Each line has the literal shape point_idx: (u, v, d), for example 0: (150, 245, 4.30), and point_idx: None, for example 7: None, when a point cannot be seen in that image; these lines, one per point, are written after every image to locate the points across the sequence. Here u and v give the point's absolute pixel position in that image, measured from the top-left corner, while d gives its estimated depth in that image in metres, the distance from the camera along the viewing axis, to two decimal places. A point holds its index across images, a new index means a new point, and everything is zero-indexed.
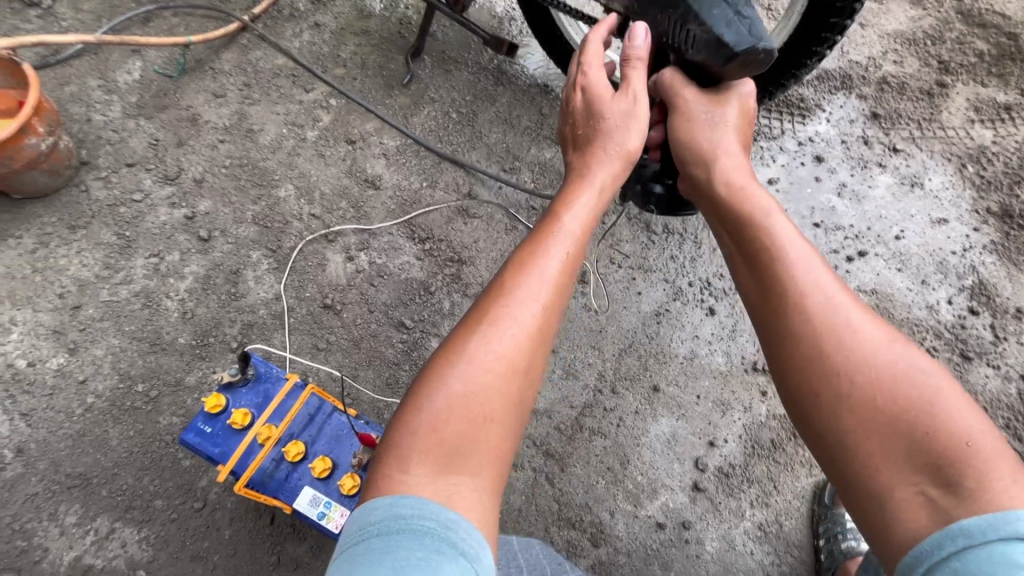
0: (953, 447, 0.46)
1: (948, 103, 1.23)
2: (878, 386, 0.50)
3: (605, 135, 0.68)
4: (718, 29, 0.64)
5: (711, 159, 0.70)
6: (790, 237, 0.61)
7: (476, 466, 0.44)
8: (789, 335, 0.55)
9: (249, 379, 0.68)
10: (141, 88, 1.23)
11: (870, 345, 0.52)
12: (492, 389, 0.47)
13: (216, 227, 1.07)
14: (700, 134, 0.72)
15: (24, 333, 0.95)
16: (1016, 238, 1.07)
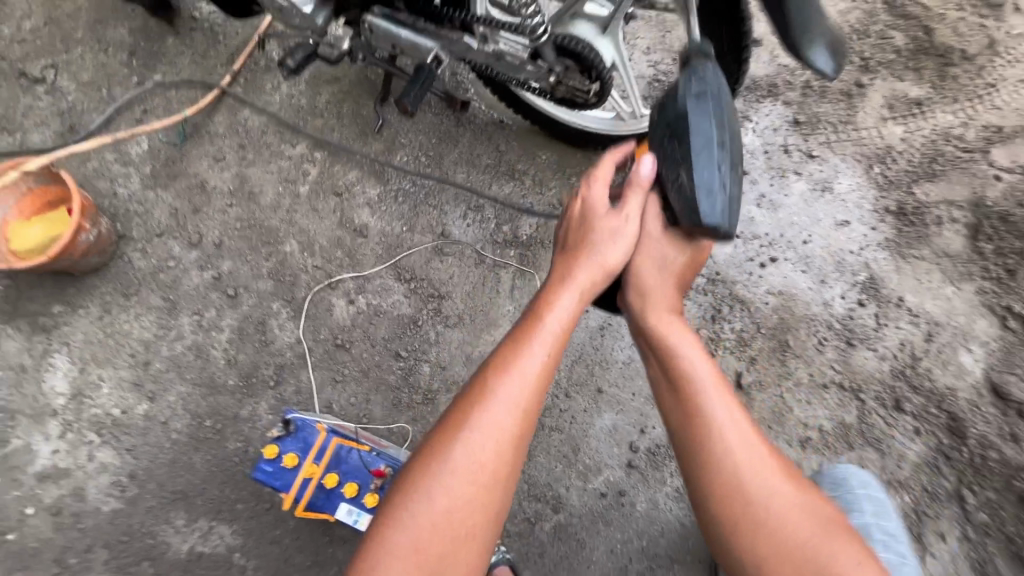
0: (822, 566, 0.63)
1: (865, 103, 1.36)
2: (766, 509, 0.67)
3: (585, 258, 0.79)
4: (699, 195, 0.73)
5: (653, 297, 0.81)
6: (713, 390, 0.73)
7: None
8: (699, 463, 0.70)
9: (293, 434, 1.00)
10: (151, 158, 1.41)
11: (755, 483, 0.68)
12: (444, 539, 0.63)
13: (240, 284, 1.30)
14: (648, 271, 0.81)
15: (112, 387, 1.23)
16: (907, 233, 1.26)
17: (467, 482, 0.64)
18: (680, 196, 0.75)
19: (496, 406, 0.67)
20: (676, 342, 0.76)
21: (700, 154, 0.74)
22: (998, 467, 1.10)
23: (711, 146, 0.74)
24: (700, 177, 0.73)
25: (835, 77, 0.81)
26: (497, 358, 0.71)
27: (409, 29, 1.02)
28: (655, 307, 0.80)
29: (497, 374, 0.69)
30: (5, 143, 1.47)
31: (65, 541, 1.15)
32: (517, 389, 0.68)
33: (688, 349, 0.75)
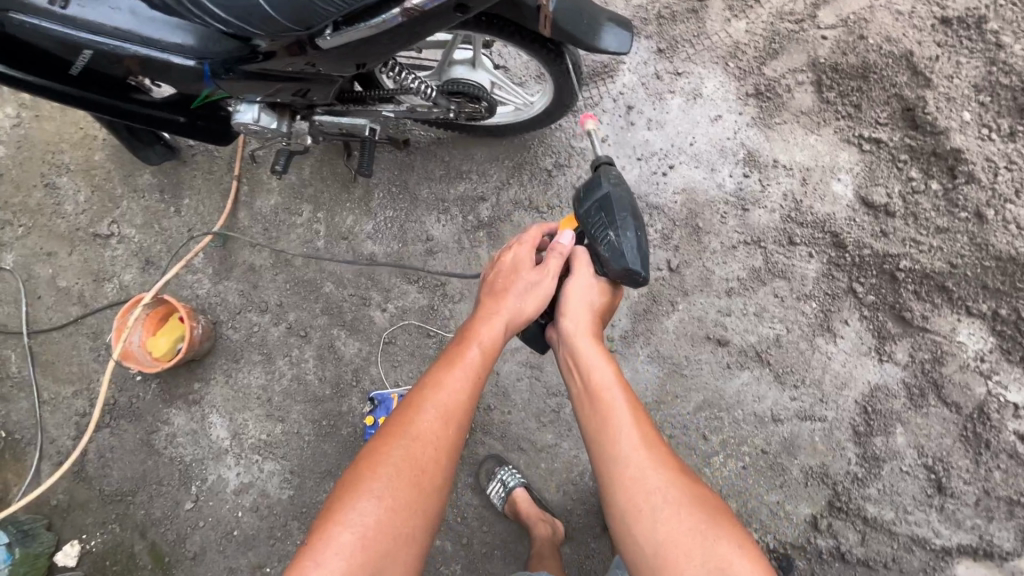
0: (699, 532, 0.86)
1: (709, 13, 1.65)
2: (660, 495, 0.90)
3: (524, 295, 1.20)
4: (626, 250, 1.16)
5: (584, 331, 1.16)
6: (620, 401, 1.03)
7: (385, 541, 0.87)
8: (610, 458, 0.96)
9: (379, 403, 1.65)
10: (208, 262, 1.89)
11: (650, 473, 0.93)
12: (398, 503, 0.90)
13: (306, 325, 1.79)
14: (579, 305, 1.19)
15: (255, 422, 1.77)
16: (767, 107, 1.59)
17: (423, 455, 0.95)
18: (609, 249, 1.18)
19: (445, 399, 1.01)
20: (598, 371, 1.08)
21: (621, 224, 1.18)
22: (873, 258, 1.46)
23: (628, 217, 1.18)
24: (623, 240, 1.16)
25: (630, 49, 1.17)
26: (443, 367, 1.07)
27: (345, 117, 1.45)
28: (586, 339, 1.14)
29: (444, 374, 1.05)
30: (110, 288, 2.00)
31: (269, 524, 1.72)
32: (458, 382, 1.04)
33: (608, 377, 1.06)
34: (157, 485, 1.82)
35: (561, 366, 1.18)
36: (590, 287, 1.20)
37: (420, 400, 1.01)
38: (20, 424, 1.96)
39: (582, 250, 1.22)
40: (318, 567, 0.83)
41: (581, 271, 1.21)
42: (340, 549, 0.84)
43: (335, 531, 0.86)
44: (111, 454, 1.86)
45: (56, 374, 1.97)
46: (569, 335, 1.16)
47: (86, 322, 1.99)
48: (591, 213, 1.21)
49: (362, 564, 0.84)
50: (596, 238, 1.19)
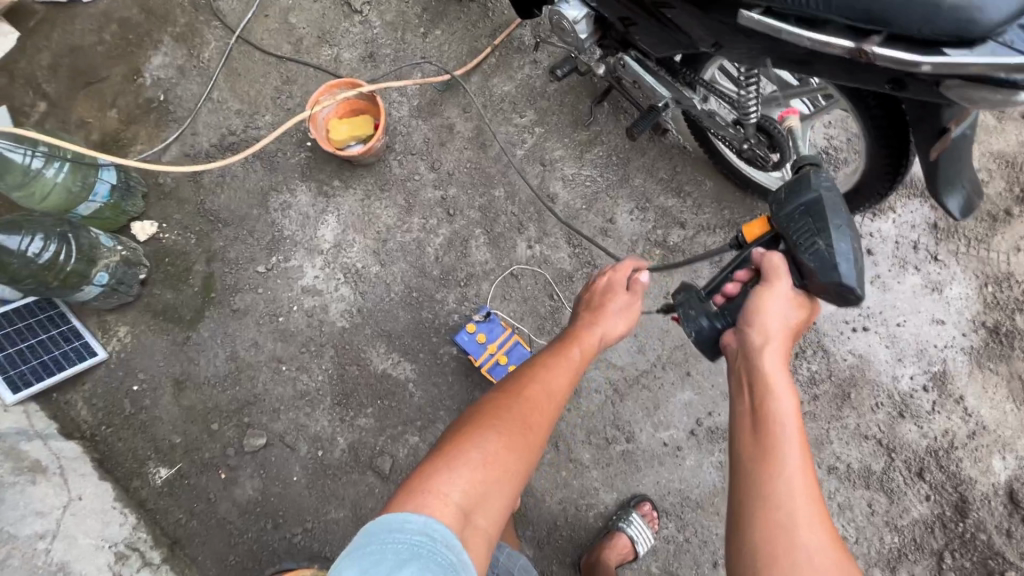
0: None
1: (1006, 229, 1.55)
2: (809, 556, 0.80)
3: (625, 317, 1.32)
4: (841, 261, 1.02)
5: (772, 348, 1.02)
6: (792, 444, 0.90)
7: (501, 473, 0.91)
8: (762, 494, 0.87)
9: (485, 319, 1.61)
10: (420, 95, 1.90)
11: (807, 528, 0.83)
12: (513, 447, 0.95)
13: (458, 208, 1.79)
14: (774, 320, 1.05)
15: (359, 249, 1.80)
16: (992, 348, 1.48)
17: (535, 416, 1.02)
18: (817, 261, 1.03)
19: (552, 380, 1.11)
20: (777, 396, 0.95)
21: (833, 232, 1.03)
22: (982, 546, 1.38)
23: (846, 226, 1.03)
24: (838, 250, 1.02)
25: (959, 221, 1.09)
26: (555, 354, 1.19)
27: (652, 78, 1.39)
28: (773, 354, 1.01)
29: (555, 365, 1.15)
30: (326, 53, 2.03)
31: (310, 335, 1.75)
32: (566, 372, 1.14)
33: (786, 405, 0.94)
34: (247, 233, 1.87)
35: (728, 378, 1.06)
36: (785, 300, 1.07)
37: (532, 377, 1.11)
38: (181, 102, 2.05)
39: (777, 258, 1.07)
40: (445, 474, 0.88)
41: (780, 281, 1.06)
42: (467, 466, 0.89)
43: (459, 451, 0.92)
44: (230, 180, 1.93)
45: (235, 86, 2.04)
46: (755, 351, 1.02)
47: (286, 64, 2.04)
48: (796, 217, 1.07)
49: (480, 482, 0.88)
50: (799, 246, 1.05)
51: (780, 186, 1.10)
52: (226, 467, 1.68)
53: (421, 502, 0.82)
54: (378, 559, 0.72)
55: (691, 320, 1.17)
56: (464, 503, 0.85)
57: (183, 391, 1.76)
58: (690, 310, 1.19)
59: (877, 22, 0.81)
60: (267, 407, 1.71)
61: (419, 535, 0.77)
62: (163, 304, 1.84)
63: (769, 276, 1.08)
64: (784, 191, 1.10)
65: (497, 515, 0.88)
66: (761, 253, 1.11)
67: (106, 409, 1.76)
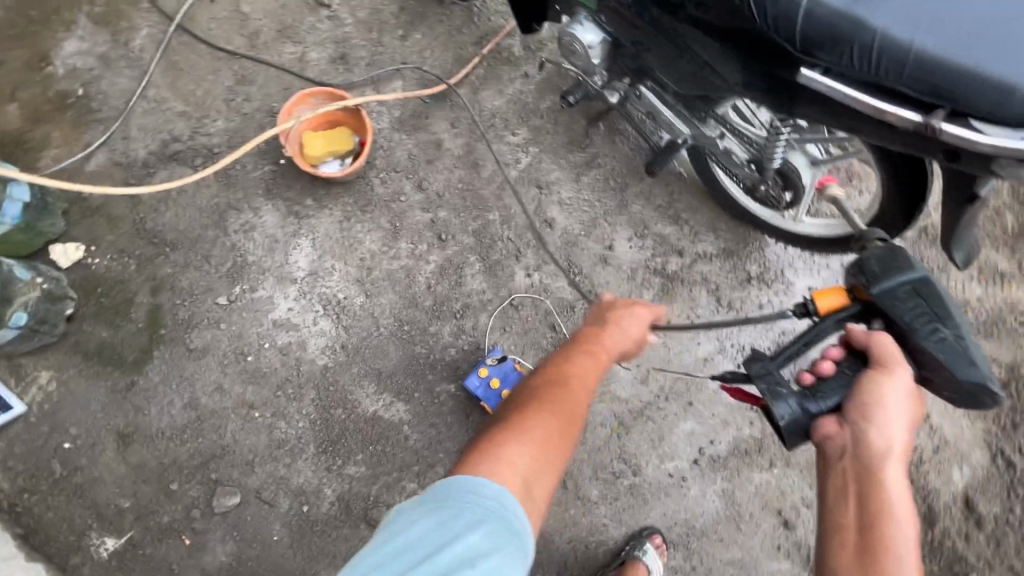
0: None
1: None
2: None
3: (632, 340, 1.22)
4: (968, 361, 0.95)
5: (892, 461, 0.96)
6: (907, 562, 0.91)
7: (551, 463, 0.94)
8: None
9: (497, 363, 1.53)
10: (403, 106, 1.74)
11: None
12: (560, 437, 0.98)
13: (450, 232, 1.67)
14: (896, 426, 0.97)
15: (340, 277, 1.62)
16: None
17: (571, 405, 1.04)
18: (945, 352, 0.95)
19: (584, 377, 1.11)
20: (896, 530, 0.92)
21: (947, 319, 0.98)
22: (947, 551, 1.53)
23: (951, 310, 0.98)
24: (965, 343, 0.96)
25: (962, 270, 1.17)
26: (581, 353, 1.17)
27: (668, 111, 1.38)
28: (895, 466, 0.96)
29: (581, 362, 1.14)
30: (288, 51, 1.79)
31: (287, 376, 1.56)
32: (594, 369, 1.14)
33: (902, 539, 0.92)
34: (203, 259, 1.63)
35: (832, 475, 1.00)
36: (906, 395, 0.97)
37: (567, 375, 1.11)
38: (106, 98, 1.73)
39: (891, 350, 0.98)
40: (506, 447, 0.92)
41: (898, 372, 0.97)
42: (525, 447, 0.92)
43: (518, 430, 0.96)
44: (177, 196, 1.66)
45: (177, 82, 1.75)
46: (876, 458, 0.96)
47: (240, 60, 1.78)
48: (907, 292, 0.99)
49: (537, 461, 0.92)
50: (916, 330, 0.97)
51: (873, 258, 1.02)
52: (190, 532, 1.47)
53: (490, 470, 0.87)
54: (456, 516, 0.80)
55: (790, 408, 1.00)
56: (524, 476, 0.88)
57: (130, 445, 1.51)
58: (778, 388, 1.01)
59: (941, 96, 0.84)
60: (238, 459, 1.51)
61: (493, 501, 0.83)
62: (98, 343, 1.56)
63: (883, 367, 0.98)
64: (876, 265, 1.01)
65: (548, 491, 0.92)
66: (871, 336, 1.01)
67: (30, 473, 1.47)
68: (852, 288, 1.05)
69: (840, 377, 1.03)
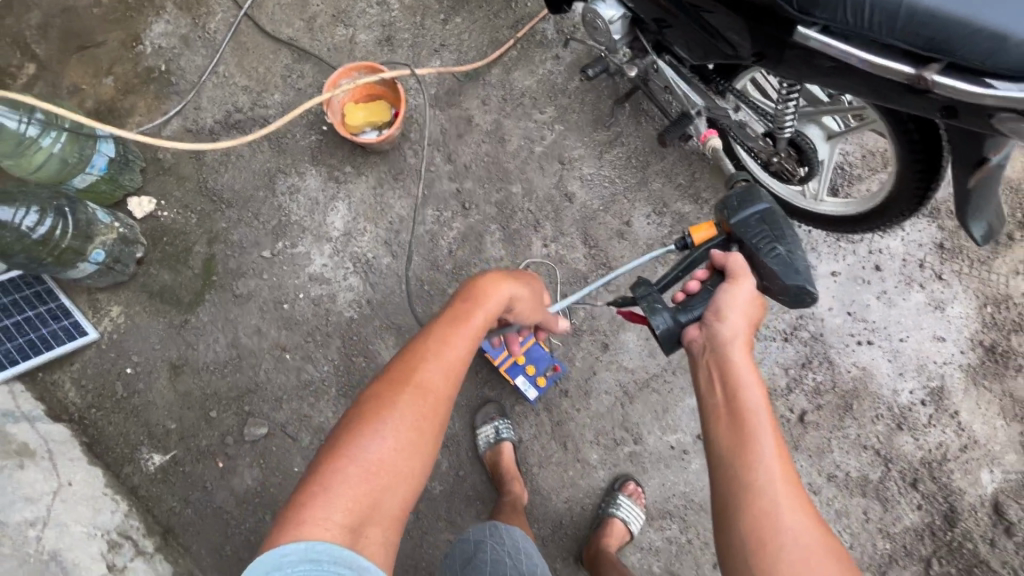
0: (764, 531, 0.87)
1: (1007, 253, 1.60)
2: (791, 532, 0.86)
3: (533, 291, 1.11)
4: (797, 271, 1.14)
5: (738, 342, 1.04)
6: (756, 415, 0.95)
7: (393, 487, 0.88)
8: (737, 478, 0.92)
9: None
10: (439, 85, 1.86)
11: (760, 483, 0.90)
12: (406, 444, 0.90)
13: (474, 202, 1.77)
14: (739, 317, 1.06)
15: (370, 238, 1.76)
16: (988, 366, 1.54)
17: (425, 403, 0.94)
18: (779, 264, 1.14)
19: (447, 354, 0.98)
20: (747, 394, 0.97)
21: (787, 239, 1.17)
22: (968, 554, 1.45)
23: (793, 235, 1.18)
24: (794, 256, 1.15)
25: (980, 246, 1.13)
26: (446, 317, 1.02)
27: (684, 84, 1.39)
28: (739, 347, 1.03)
29: (443, 332, 0.99)
30: (340, 33, 1.96)
31: (317, 324, 1.71)
32: (464, 340, 0.99)
33: (755, 401, 0.96)
34: (253, 216, 1.81)
35: (700, 375, 1.06)
36: (751, 298, 1.09)
37: (420, 354, 0.97)
38: (183, 74, 1.96)
39: (740, 263, 1.12)
40: (322, 499, 0.84)
41: (743, 280, 1.10)
42: (347, 482, 0.85)
43: (342, 462, 0.87)
44: (235, 160, 1.86)
45: (243, 61, 1.96)
46: (726, 346, 1.03)
47: (298, 42, 1.97)
48: (758, 220, 1.19)
49: (362, 495, 0.85)
50: (760, 249, 1.16)
51: (731, 196, 1.21)
52: (224, 456, 1.64)
53: (299, 530, 0.80)
54: None
55: (655, 316, 1.12)
56: (345, 521, 0.83)
57: (179, 375, 1.70)
58: (656, 303, 1.13)
59: (938, 50, 0.84)
60: (269, 395, 1.67)
61: (303, 564, 0.76)
62: (161, 285, 1.77)
63: (733, 276, 1.12)
64: (733, 203, 1.20)
65: (393, 514, 0.88)
66: (724, 255, 1.15)
67: (96, 392, 1.69)
68: (719, 224, 1.25)
69: (702, 292, 1.15)
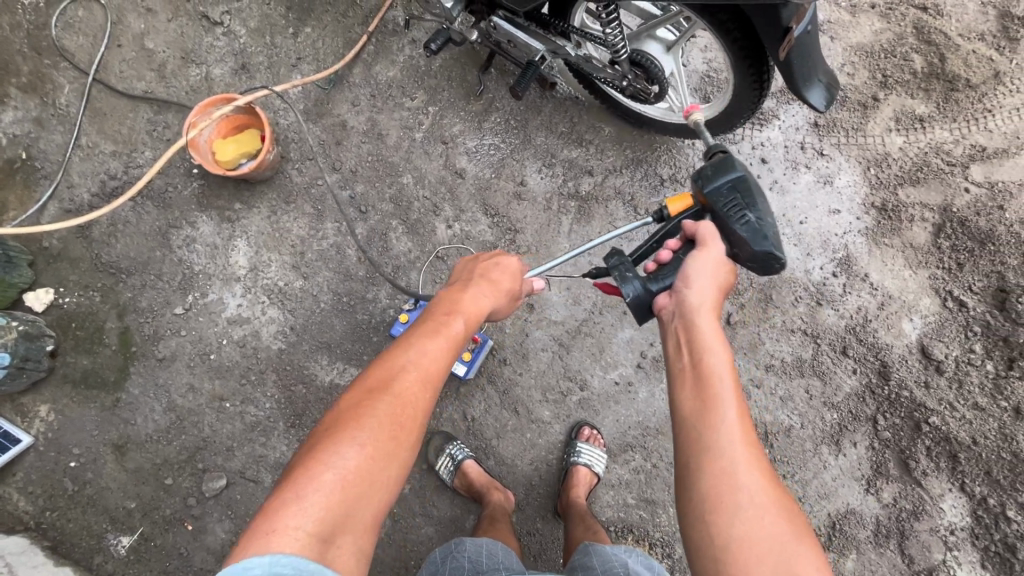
0: (720, 493, 0.83)
1: (877, 114, 1.66)
2: (748, 494, 0.83)
3: (508, 298, 1.19)
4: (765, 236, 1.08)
5: (704, 308, 1.02)
6: (720, 374, 0.93)
7: (370, 499, 0.83)
8: (698, 439, 0.89)
9: (415, 307, 1.65)
10: (305, 99, 1.84)
11: (722, 444, 0.87)
12: (385, 455, 0.87)
13: (369, 203, 1.76)
14: (706, 285, 1.05)
15: (278, 267, 1.74)
16: (884, 225, 1.61)
17: (404, 411, 0.92)
18: (749, 231, 1.07)
19: (425, 360, 0.99)
20: (711, 355, 0.96)
21: (758, 205, 1.10)
22: (907, 402, 1.51)
23: (762, 199, 1.10)
24: (764, 221, 1.08)
25: (825, 110, 1.17)
26: (427, 325, 1.06)
27: (523, 33, 1.40)
28: (705, 315, 1.01)
29: (423, 341, 1.02)
30: (194, 74, 1.92)
31: (248, 364, 1.69)
32: (441, 349, 1.02)
33: (719, 363, 0.95)
34: (156, 278, 1.77)
35: (665, 337, 1.05)
36: (719, 263, 1.07)
37: (400, 361, 0.98)
38: (46, 155, 1.86)
39: (710, 231, 1.09)
40: (290, 506, 0.77)
41: (713, 247, 1.08)
42: (322, 488, 0.80)
43: (316, 469, 0.81)
44: (123, 227, 1.80)
45: (104, 127, 1.90)
46: (692, 312, 1.02)
47: (154, 92, 1.91)
48: (731, 188, 1.10)
49: (340, 500, 0.80)
50: (730, 217, 1.09)
51: (707, 165, 1.13)
52: (191, 518, 1.62)
53: (265, 539, 0.73)
54: None
55: (625, 279, 1.09)
56: (315, 529, 0.76)
57: (125, 454, 1.67)
58: (626, 272, 1.10)
59: None
60: (219, 447, 1.65)
61: None
62: (82, 371, 1.72)
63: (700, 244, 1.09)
64: (709, 172, 1.12)
65: (365, 526, 0.82)
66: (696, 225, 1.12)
67: (46, 494, 1.63)
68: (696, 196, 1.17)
69: (675, 262, 1.11)
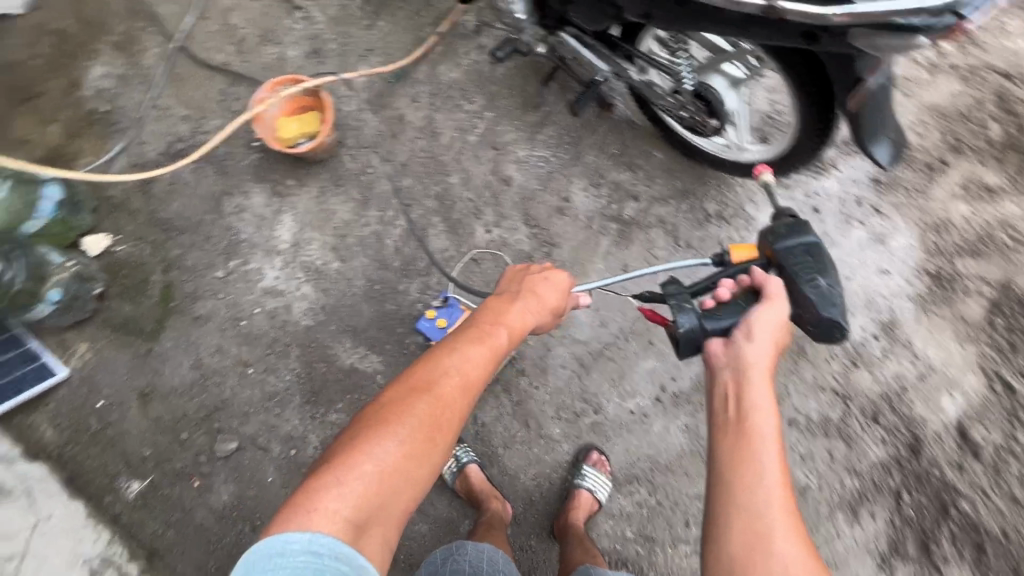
0: (752, 556, 0.80)
1: (943, 178, 1.60)
2: (783, 564, 0.79)
3: (552, 315, 1.18)
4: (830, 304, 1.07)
5: (759, 364, 0.99)
6: (766, 436, 0.90)
7: (403, 495, 0.85)
8: (734, 498, 0.86)
9: (444, 304, 1.68)
10: (369, 89, 1.90)
11: (758, 508, 0.84)
12: (422, 458, 0.88)
13: (414, 198, 1.79)
14: (764, 341, 1.02)
15: (318, 246, 1.79)
16: (937, 293, 1.54)
17: (442, 414, 0.92)
18: (817, 294, 1.07)
19: (468, 366, 0.99)
20: (757, 414, 0.93)
21: (829, 274, 1.10)
22: (936, 481, 1.44)
23: (835, 269, 1.11)
24: (834, 290, 1.08)
25: (890, 167, 1.13)
26: (472, 330, 1.06)
27: (589, 52, 1.42)
28: (761, 374, 0.98)
29: (468, 346, 1.02)
30: (270, 53, 2.01)
31: (276, 335, 1.74)
32: (482, 356, 1.02)
33: (765, 424, 0.91)
34: (204, 240, 1.85)
35: (712, 390, 1.02)
36: (781, 322, 1.05)
37: (443, 362, 0.98)
38: (124, 112, 1.99)
39: (778, 288, 1.07)
40: (327, 490, 0.80)
41: (778, 303, 1.06)
42: (361, 477, 0.82)
43: (356, 458, 0.84)
44: (182, 188, 1.89)
45: (180, 92, 2.00)
46: (746, 369, 0.99)
47: (230, 65, 2.01)
48: (803, 250, 1.12)
49: (376, 492, 0.82)
50: (799, 277, 1.09)
51: (783, 223, 1.15)
52: (199, 475, 1.67)
53: (303, 516, 0.77)
54: None
55: (681, 312, 1.09)
56: (351, 516, 0.79)
57: (149, 403, 1.73)
58: (682, 303, 1.10)
59: None
60: (236, 411, 1.70)
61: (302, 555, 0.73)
62: (123, 317, 1.80)
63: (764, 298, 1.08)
64: (783, 229, 1.14)
65: (395, 520, 0.84)
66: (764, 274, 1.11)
67: (71, 428, 1.71)
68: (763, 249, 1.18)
69: (733, 305, 1.10)
